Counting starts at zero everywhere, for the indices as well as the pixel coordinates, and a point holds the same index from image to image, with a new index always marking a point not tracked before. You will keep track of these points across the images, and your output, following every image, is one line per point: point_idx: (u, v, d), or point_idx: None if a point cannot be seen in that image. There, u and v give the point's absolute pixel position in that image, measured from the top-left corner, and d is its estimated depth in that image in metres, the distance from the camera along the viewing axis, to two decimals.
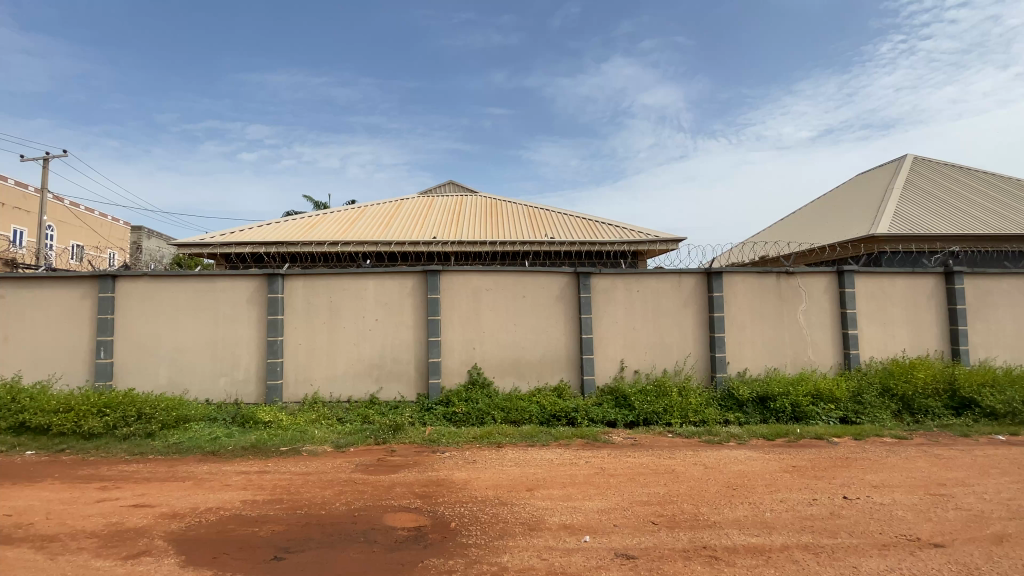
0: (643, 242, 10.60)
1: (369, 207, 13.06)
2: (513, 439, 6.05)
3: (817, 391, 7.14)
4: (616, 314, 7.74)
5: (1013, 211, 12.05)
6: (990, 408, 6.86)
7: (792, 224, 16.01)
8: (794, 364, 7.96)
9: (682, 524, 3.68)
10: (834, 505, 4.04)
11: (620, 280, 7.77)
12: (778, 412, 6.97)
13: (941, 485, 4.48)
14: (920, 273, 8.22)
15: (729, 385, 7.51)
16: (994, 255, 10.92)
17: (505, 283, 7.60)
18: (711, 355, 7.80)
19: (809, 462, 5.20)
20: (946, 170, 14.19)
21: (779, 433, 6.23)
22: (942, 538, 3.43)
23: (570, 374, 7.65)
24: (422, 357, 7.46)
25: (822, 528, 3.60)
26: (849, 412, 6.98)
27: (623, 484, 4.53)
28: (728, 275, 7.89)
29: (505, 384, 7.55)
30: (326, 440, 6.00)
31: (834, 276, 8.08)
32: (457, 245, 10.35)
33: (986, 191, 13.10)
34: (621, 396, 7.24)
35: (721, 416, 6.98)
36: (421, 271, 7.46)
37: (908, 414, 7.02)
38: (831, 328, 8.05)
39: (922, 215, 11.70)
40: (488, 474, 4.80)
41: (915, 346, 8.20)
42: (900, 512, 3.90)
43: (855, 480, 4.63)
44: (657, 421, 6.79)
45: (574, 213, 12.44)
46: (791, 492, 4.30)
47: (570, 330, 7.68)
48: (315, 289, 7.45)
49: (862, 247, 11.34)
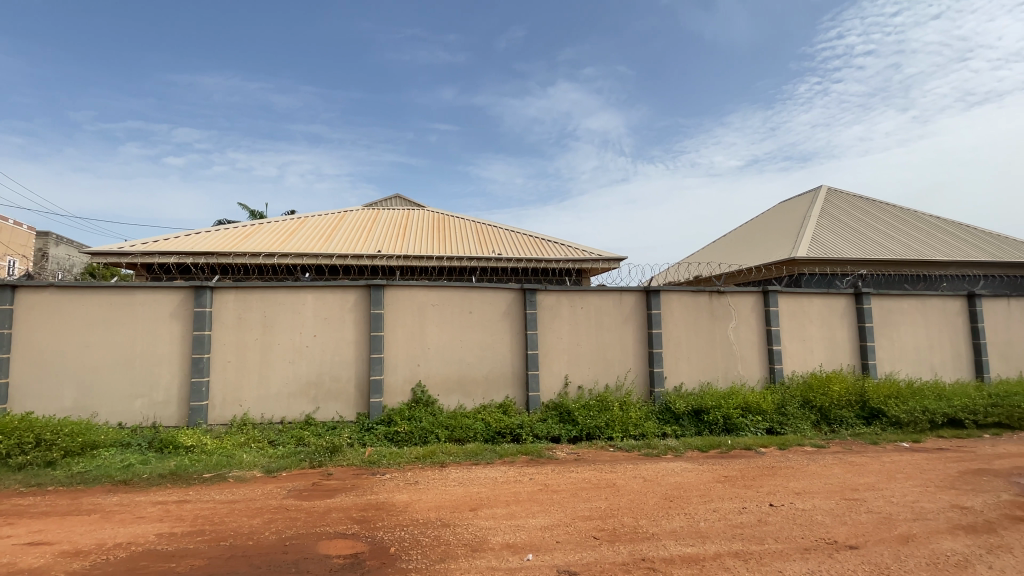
0: (586, 259, 10.91)
1: (310, 218, 12.63)
2: (457, 458, 5.96)
3: (746, 404, 7.56)
4: (561, 330, 7.88)
5: (912, 239, 13.47)
6: (895, 417, 7.55)
7: (723, 246, 17.09)
8: (725, 378, 8.39)
9: (623, 537, 3.75)
10: (761, 512, 4.27)
11: (565, 297, 7.93)
12: (711, 424, 7.31)
13: (855, 490, 4.86)
14: (835, 294, 8.99)
15: (667, 399, 7.81)
16: (896, 279, 12.30)
17: (451, 299, 7.54)
18: (649, 370, 8.09)
19: (739, 471, 5.49)
20: (856, 201, 15.65)
21: (712, 445, 6.53)
22: (856, 540, 3.70)
23: (516, 390, 7.66)
24: (363, 375, 7.20)
25: (752, 535, 3.79)
26: (775, 423, 7.44)
27: (566, 500, 4.56)
28: (665, 293, 8.27)
29: (451, 402, 7.44)
30: (255, 465, 5.64)
31: (760, 296, 8.65)
32: (403, 259, 10.18)
33: (888, 220, 14.59)
34: (565, 412, 7.33)
35: (659, 429, 7.24)
36: (364, 285, 7.26)
37: (825, 423, 7.59)
38: (758, 344, 8.59)
39: (836, 241, 12.85)
40: (430, 496, 4.68)
41: (831, 361, 8.90)
42: (819, 516, 4.18)
43: (780, 487, 4.92)
44: (600, 435, 6.94)
45: (521, 230, 12.61)
46: (723, 501, 4.50)
47: (516, 346, 7.71)
48: (248, 303, 7.07)
49: (784, 269, 12.29)
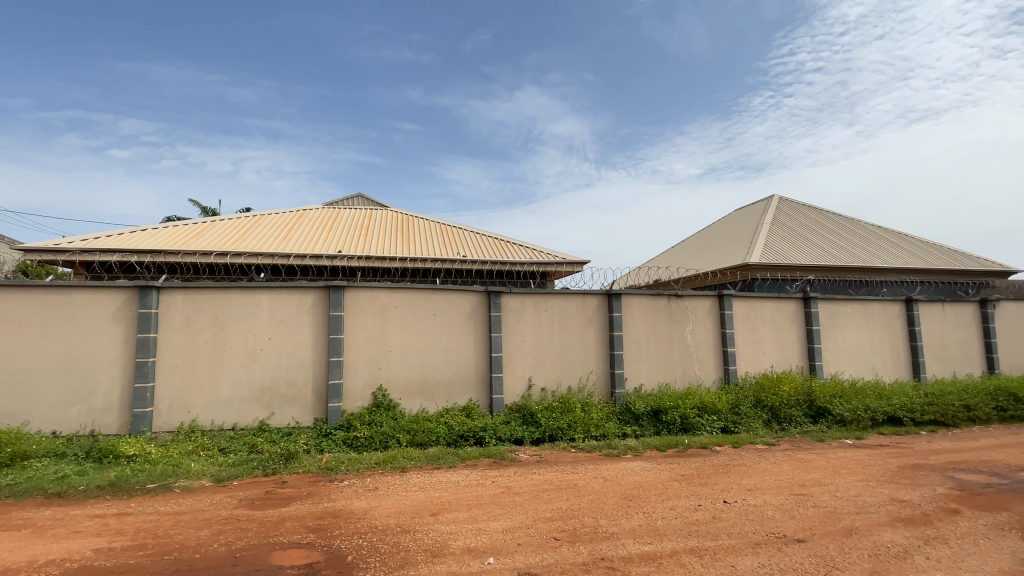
0: (550, 262, 11.00)
1: (267, 216, 12.21)
2: (419, 462, 5.88)
3: (702, 404, 7.80)
4: (525, 333, 7.90)
5: (856, 247, 14.27)
6: (839, 416, 7.97)
7: (682, 251, 17.62)
8: (683, 379, 8.64)
9: (583, 537, 3.79)
10: (716, 509, 4.40)
11: (529, 300, 7.96)
12: (669, 424, 7.50)
13: (803, 485, 5.09)
14: (785, 298, 9.41)
15: (627, 400, 7.97)
16: (841, 284, 12.99)
17: (413, 301, 7.44)
18: (611, 372, 8.23)
19: (695, 469, 5.66)
20: (806, 210, 16.46)
21: (670, 444, 6.71)
22: (804, 534, 3.88)
23: (479, 393, 7.63)
24: (322, 380, 7.00)
25: (706, 532, 3.90)
26: (729, 422, 7.71)
27: (528, 502, 4.57)
28: (627, 296, 8.44)
29: (413, 406, 7.33)
30: (205, 474, 5.38)
31: (715, 299, 8.96)
32: (364, 260, 9.97)
33: (834, 229, 15.41)
34: (528, 414, 7.35)
35: (620, 430, 7.37)
36: (323, 286, 7.07)
37: (776, 422, 7.92)
38: (713, 346, 8.89)
39: (786, 247, 13.48)
40: (390, 501, 4.58)
41: (781, 362, 9.30)
42: (770, 511, 4.35)
43: (734, 484, 5.10)
44: (562, 437, 7.00)
45: (486, 232, 12.59)
46: (680, 499, 4.62)
47: (480, 349, 7.68)
48: (199, 304, 6.75)
49: (738, 274, 12.79)
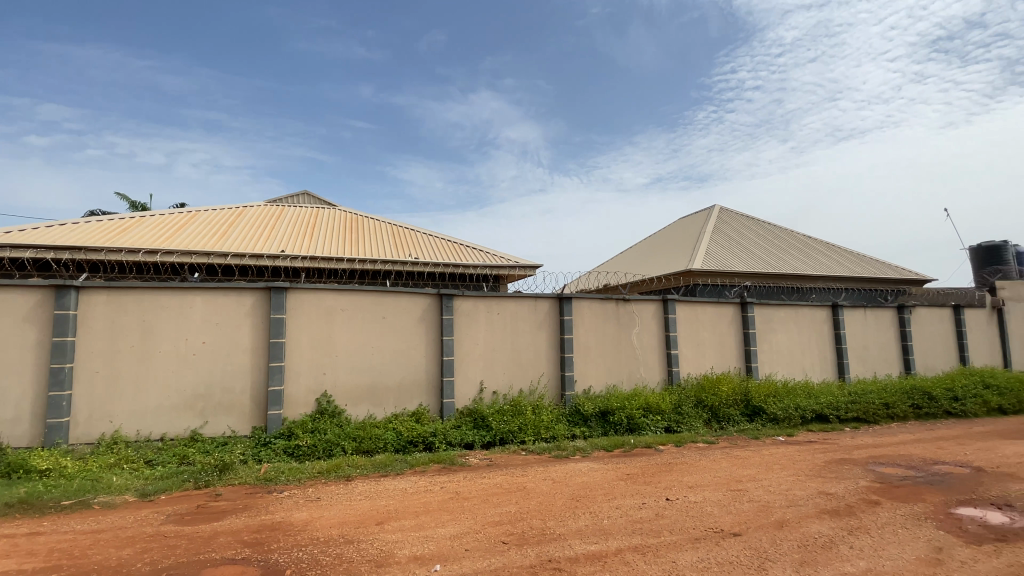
0: (502, 266, 11.03)
1: (204, 212, 11.54)
2: (365, 470, 5.72)
3: (647, 405, 8.06)
4: (477, 336, 7.87)
5: (788, 255, 15.23)
6: (773, 414, 8.46)
7: (630, 257, 18.18)
8: (630, 381, 8.89)
9: (530, 540, 3.81)
10: (659, 506, 4.55)
11: (481, 303, 7.94)
12: (616, 425, 7.70)
13: (739, 481, 5.36)
14: (724, 303, 9.90)
15: (577, 402, 8.10)
16: (775, 290, 13.80)
17: (361, 303, 7.24)
18: (561, 374, 8.34)
19: (639, 469, 5.83)
20: (744, 220, 17.41)
21: (617, 445, 6.88)
22: (739, 527, 4.08)
23: (429, 397, 7.52)
24: (261, 386, 6.67)
25: (650, 529, 4.02)
26: (673, 422, 8.00)
27: (476, 506, 4.55)
28: (577, 300, 8.59)
29: (360, 412, 7.13)
30: (129, 488, 4.99)
31: (660, 304, 9.29)
32: (311, 261, 9.63)
33: (769, 238, 16.38)
34: (479, 418, 7.32)
35: (569, 431, 7.49)
36: (265, 288, 6.75)
37: (715, 421, 8.31)
38: (658, 349, 9.21)
39: (726, 255, 14.20)
40: (334, 512, 4.43)
41: (721, 364, 9.77)
42: (709, 507, 4.55)
43: (676, 482, 5.29)
44: (513, 440, 7.02)
45: (439, 234, 12.46)
46: (625, 498, 4.74)
47: (431, 353, 7.58)
48: (124, 305, 6.28)
49: (681, 280, 13.34)
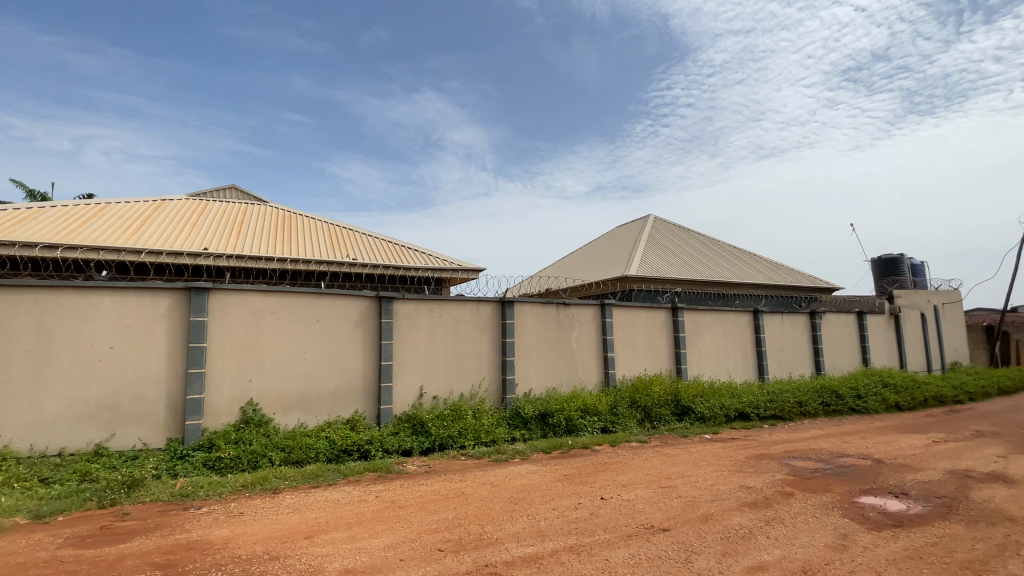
0: (444, 269, 10.92)
1: (115, 205, 10.57)
2: (294, 481, 5.44)
3: (585, 406, 8.25)
4: (417, 340, 7.73)
5: (716, 264, 16.20)
6: (700, 413, 8.95)
7: (570, 262, 18.61)
8: (568, 383, 9.07)
9: (467, 546, 3.78)
10: (594, 506, 4.66)
11: (422, 306, 7.82)
12: (555, 427, 7.83)
13: (669, 478, 5.60)
14: (657, 308, 10.35)
15: (517, 405, 8.15)
16: (704, 296, 14.62)
17: (293, 306, 6.92)
18: (502, 378, 8.37)
19: (576, 469, 5.96)
20: (676, 229, 18.33)
21: (555, 446, 7.00)
22: (668, 523, 4.26)
23: (366, 404, 7.29)
24: (179, 394, 6.18)
25: (584, 529, 4.11)
26: (609, 423, 8.26)
27: (412, 514, 4.45)
28: (518, 304, 8.66)
29: (290, 421, 6.79)
30: (19, 510, 4.45)
31: (598, 308, 9.57)
32: (238, 260, 9.07)
33: (699, 247, 17.36)
34: (417, 424, 7.18)
35: (509, 435, 7.52)
36: (185, 288, 6.28)
37: (648, 421, 8.67)
38: (596, 352, 9.47)
39: (660, 262, 14.88)
40: (258, 527, 4.17)
41: (654, 365, 10.20)
42: (640, 504, 4.72)
43: (610, 481, 5.45)
44: (452, 445, 6.96)
45: (379, 235, 12.14)
46: (561, 499, 4.82)
47: (368, 357, 7.36)
48: (16, 306, 5.63)
49: (618, 285, 13.83)
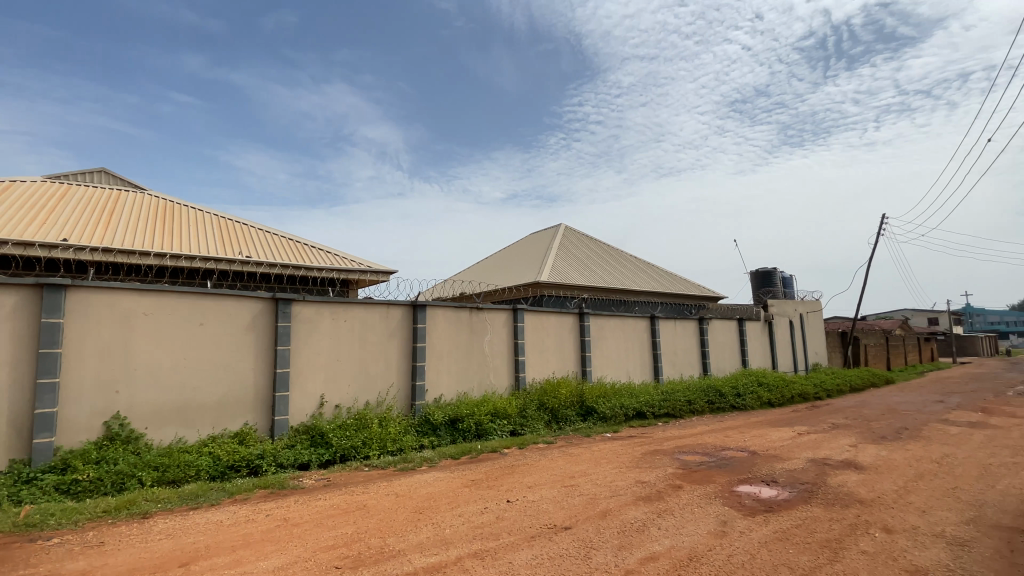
0: (351, 270, 10.44)
1: None
2: (170, 504, 4.86)
3: (495, 410, 8.30)
4: (318, 345, 7.30)
5: (620, 272, 17.20)
6: (603, 413, 9.41)
7: (484, 267, 18.74)
8: (479, 388, 9.08)
9: (367, 561, 3.61)
10: (499, 510, 4.69)
11: (325, 309, 7.40)
12: (465, 432, 7.78)
13: (572, 477, 5.81)
14: (566, 312, 10.74)
15: (426, 411, 7.98)
16: (609, 302, 15.45)
17: (174, 308, 6.22)
18: (411, 384, 8.16)
19: (483, 474, 5.96)
20: (585, 239, 19.21)
21: (463, 452, 6.96)
22: (570, 521, 4.41)
23: (258, 415, 6.73)
24: (23, 408, 5.26)
25: (489, 533, 4.12)
26: (517, 426, 8.38)
27: (308, 532, 4.18)
28: (430, 308, 8.52)
29: (165, 436, 6.07)
30: None
31: (510, 312, 9.72)
32: (106, 254, 7.97)
33: (605, 256, 18.32)
34: (317, 435, 6.76)
35: (416, 442, 7.35)
36: (34, 283, 5.39)
37: (555, 422, 8.94)
38: (507, 355, 9.59)
39: (569, 270, 15.48)
40: (122, 557, 3.66)
41: (562, 368, 10.55)
42: (545, 505, 4.83)
43: (516, 484, 5.53)
44: (355, 455, 6.64)
45: (279, 232, 11.32)
46: (467, 505, 4.79)
47: (261, 365, 6.81)
48: None
49: (529, 291, 14.18)
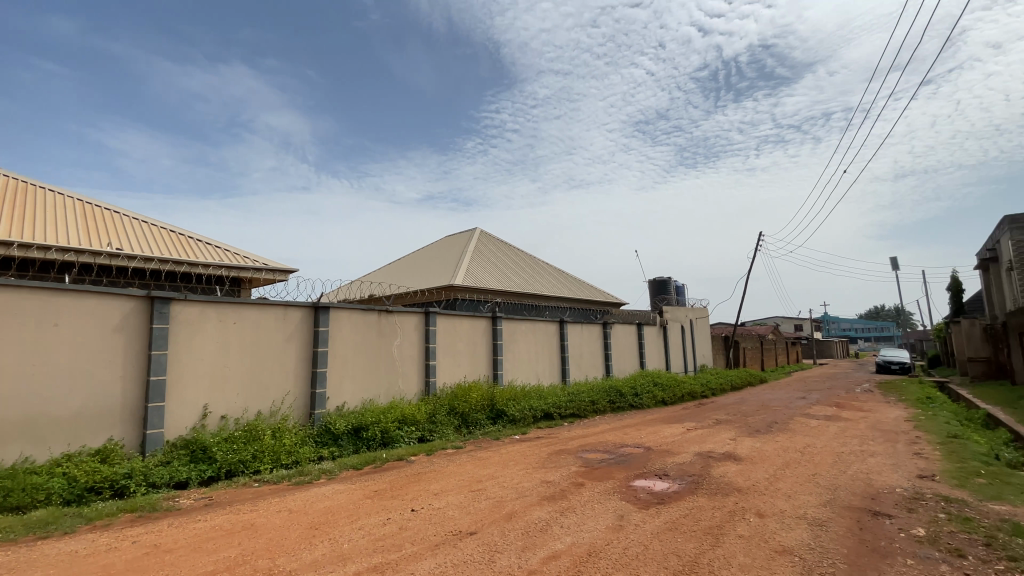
0: (244, 268, 9.60)
1: None
2: (11, 534, 4.09)
3: (402, 417, 8.04)
4: (202, 350, 6.60)
5: (532, 277, 17.60)
6: (512, 416, 9.52)
7: (395, 268, 18.22)
8: (386, 394, 8.75)
9: None
10: (402, 519, 4.54)
11: (212, 310, 6.72)
12: (369, 440, 7.45)
13: (479, 481, 5.79)
14: (479, 316, 10.76)
15: (326, 420, 7.52)
16: (521, 307, 15.74)
17: (19, 305, 5.28)
18: (310, 392, 7.66)
19: (387, 483, 5.74)
20: (499, 243, 19.42)
21: (367, 462, 6.65)
22: (475, 526, 4.38)
23: (126, 430, 5.91)
24: None
25: (391, 544, 3.97)
26: (426, 432, 8.19)
27: (183, 558, 3.73)
28: (334, 310, 8.07)
29: (4, 457, 5.11)
30: None
31: (422, 316, 9.52)
32: None
33: (518, 261, 18.66)
34: (198, 449, 6.09)
35: (315, 454, 6.90)
36: None
37: (465, 426, 8.88)
38: (417, 360, 9.37)
39: (483, 274, 15.55)
40: None
41: (473, 372, 10.53)
42: (450, 511, 4.76)
43: (422, 491, 5.39)
44: (243, 471, 6.08)
45: (159, 222, 10.11)
46: (368, 517, 4.58)
47: (132, 372, 6.00)
48: None
49: (442, 294, 14.03)
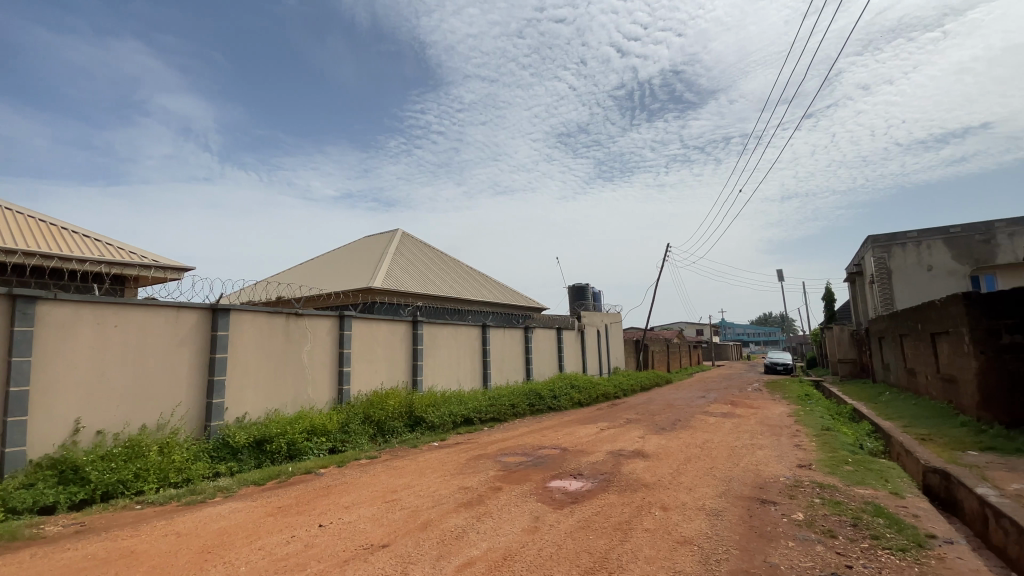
0: (130, 264, 8.58)
1: None
2: None
3: (312, 427, 7.58)
4: (75, 355, 5.79)
5: (454, 281, 17.48)
6: (431, 422, 9.35)
7: (309, 268, 17.25)
8: (293, 403, 8.21)
9: None
10: (308, 536, 4.27)
11: (89, 311, 5.94)
12: (273, 454, 6.94)
13: (393, 491, 5.60)
14: (398, 321, 10.46)
15: (224, 433, 6.89)
16: (443, 311, 15.57)
17: None
18: (206, 402, 6.98)
19: (292, 499, 5.37)
20: (421, 246, 19.09)
21: (270, 476, 6.19)
22: (388, 538, 4.22)
23: None
24: None
25: (295, 564, 3.71)
26: (337, 442, 7.79)
27: None
28: (235, 313, 7.45)
29: None
30: None
31: (336, 320, 9.08)
32: None
33: (440, 264, 18.45)
34: (68, 469, 5.31)
35: (210, 470, 6.29)
36: None
37: (380, 435, 8.56)
38: (330, 366, 8.90)
39: (404, 276, 15.18)
40: None
41: (391, 378, 10.21)
42: (361, 524, 4.55)
43: (331, 505, 5.11)
44: (123, 492, 5.40)
45: (21, 207, 8.74)
46: (270, 536, 4.25)
47: None
48: None
49: (360, 296, 13.52)
